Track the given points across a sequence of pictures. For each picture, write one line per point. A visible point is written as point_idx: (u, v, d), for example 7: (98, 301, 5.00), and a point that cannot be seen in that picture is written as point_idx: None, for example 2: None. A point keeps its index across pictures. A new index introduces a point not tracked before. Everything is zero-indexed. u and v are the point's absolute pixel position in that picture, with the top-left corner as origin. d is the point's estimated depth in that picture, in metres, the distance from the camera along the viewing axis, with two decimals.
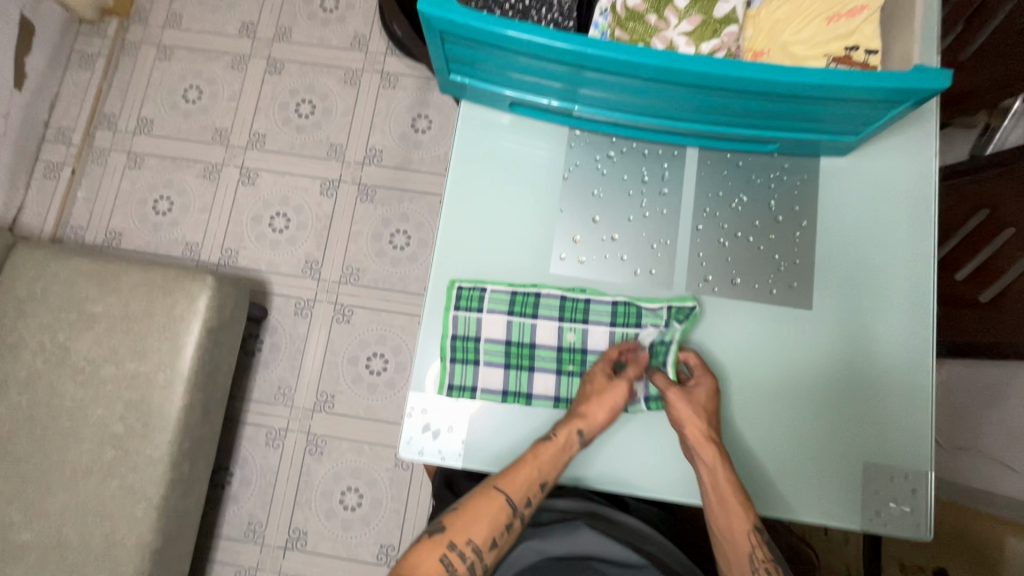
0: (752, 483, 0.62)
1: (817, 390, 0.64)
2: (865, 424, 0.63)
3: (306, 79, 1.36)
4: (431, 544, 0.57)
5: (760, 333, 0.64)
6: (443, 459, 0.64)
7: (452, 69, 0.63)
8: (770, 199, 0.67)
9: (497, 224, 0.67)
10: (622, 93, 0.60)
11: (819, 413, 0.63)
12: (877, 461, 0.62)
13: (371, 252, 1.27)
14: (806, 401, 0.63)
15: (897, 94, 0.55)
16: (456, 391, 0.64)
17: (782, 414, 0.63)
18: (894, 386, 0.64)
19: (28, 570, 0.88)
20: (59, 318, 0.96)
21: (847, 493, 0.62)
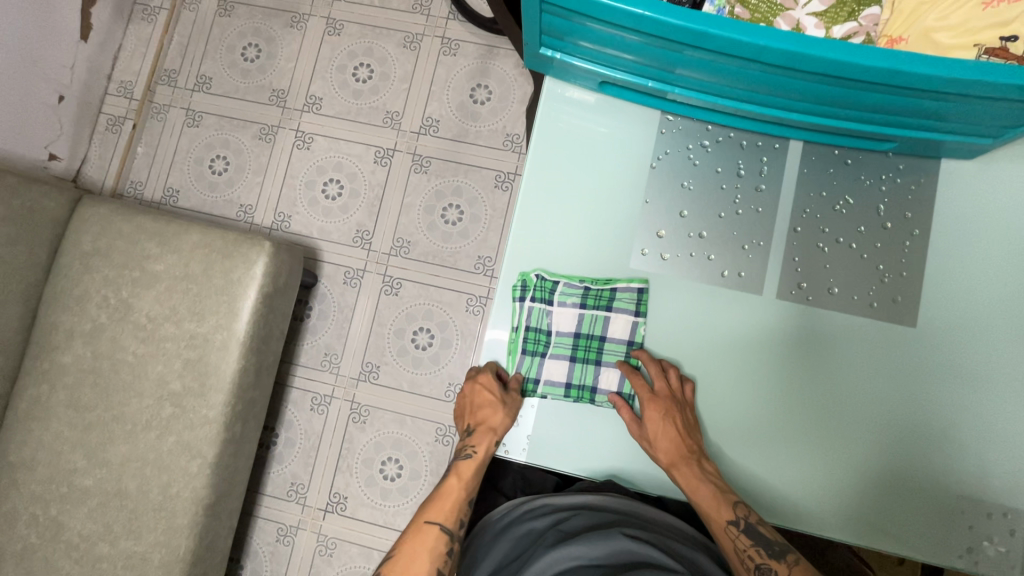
0: (832, 506, 0.59)
1: (910, 413, 0.60)
2: (960, 454, 0.59)
3: (365, 42, 1.32)
4: None
5: (853, 348, 0.60)
6: (507, 452, 0.62)
7: (542, 43, 0.58)
8: (879, 203, 0.61)
9: (576, 212, 0.63)
10: (730, 79, 0.54)
11: (909, 437, 0.60)
12: (972, 495, 0.58)
13: (423, 225, 1.25)
14: (897, 422, 0.60)
15: None
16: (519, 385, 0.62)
17: (870, 434, 0.60)
18: (1000, 417, 0.59)
19: (89, 514, 0.92)
20: (123, 274, 0.97)
21: (932, 526, 0.58)
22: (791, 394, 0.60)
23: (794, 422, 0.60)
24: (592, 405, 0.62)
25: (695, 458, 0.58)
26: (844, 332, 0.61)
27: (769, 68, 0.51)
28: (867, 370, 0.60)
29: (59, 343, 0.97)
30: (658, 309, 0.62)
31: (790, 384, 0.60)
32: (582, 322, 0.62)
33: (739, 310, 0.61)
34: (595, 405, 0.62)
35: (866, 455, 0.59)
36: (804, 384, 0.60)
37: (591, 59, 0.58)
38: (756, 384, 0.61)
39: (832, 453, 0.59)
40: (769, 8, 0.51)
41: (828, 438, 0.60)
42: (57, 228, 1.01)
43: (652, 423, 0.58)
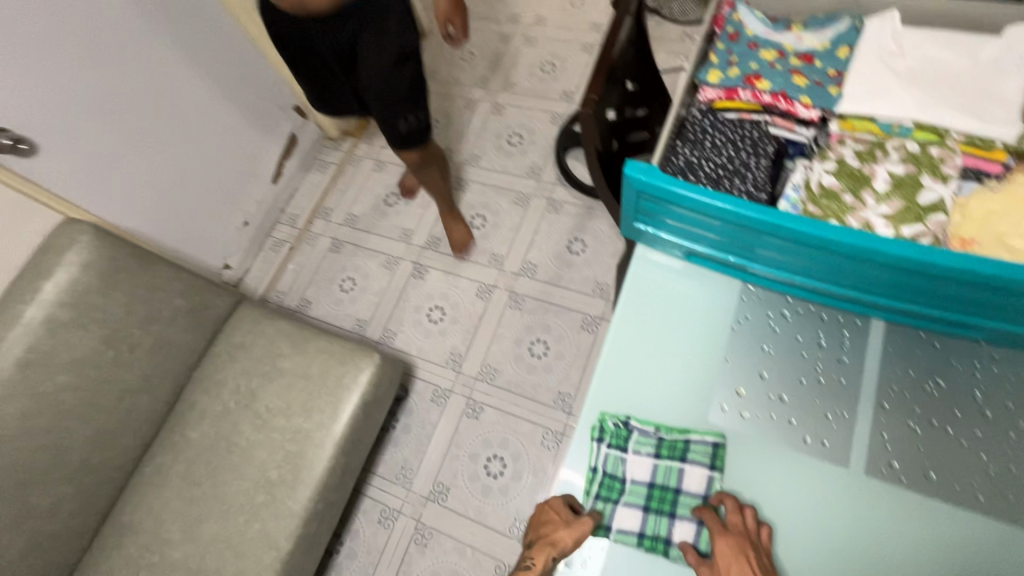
0: None
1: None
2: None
3: (484, 198, 1.57)
4: None
5: (958, 544, 0.57)
6: None
7: (637, 219, 0.70)
8: (974, 388, 0.61)
9: (658, 362, 0.69)
10: (806, 261, 0.61)
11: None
12: None
13: (510, 356, 1.35)
14: None
15: None
16: (590, 527, 0.62)
17: None
18: None
19: None
20: (256, 367, 1.14)
21: None
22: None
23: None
24: (666, 559, 0.61)
25: None
26: (954, 527, 0.57)
27: (843, 257, 0.57)
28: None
29: (191, 420, 1.12)
30: (738, 466, 0.63)
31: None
32: (657, 472, 0.64)
33: (833, 483, 0.60)
34: (669, 560, 0.61)
35: None
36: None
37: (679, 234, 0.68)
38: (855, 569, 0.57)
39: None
40: (840, 208, 0.59)
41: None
42: (217, 323, 1.23)
43: (723, 558, 0.56)
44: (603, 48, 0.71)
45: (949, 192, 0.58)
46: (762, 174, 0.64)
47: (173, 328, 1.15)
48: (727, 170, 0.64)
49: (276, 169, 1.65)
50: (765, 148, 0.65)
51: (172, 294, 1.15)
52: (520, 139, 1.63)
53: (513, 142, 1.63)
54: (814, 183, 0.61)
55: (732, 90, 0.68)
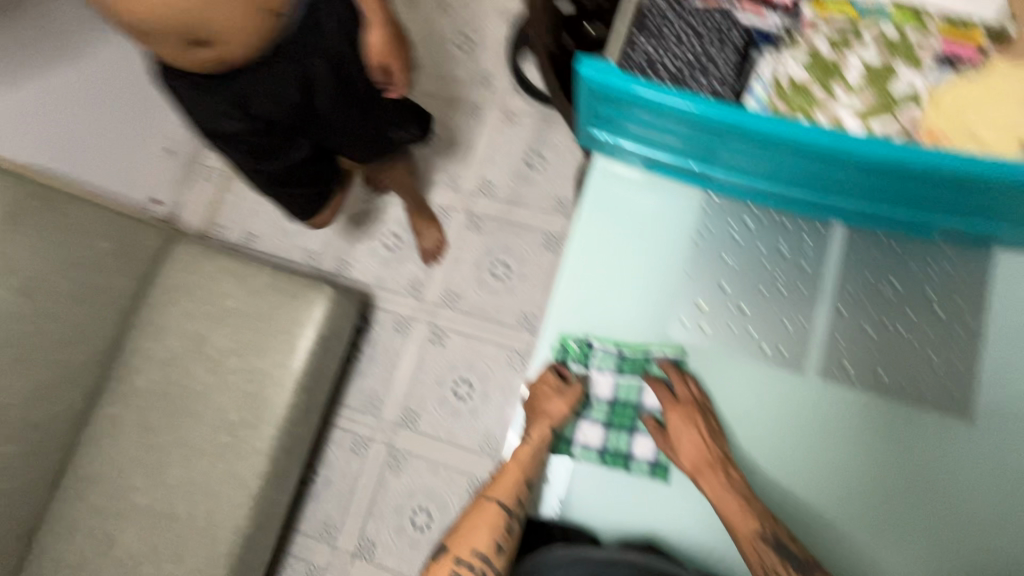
0: None
1: (971, 513, 0.57)
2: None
3: (433, 112, 1.45)
4: (440, 560, 0.62)
5: (902, 438, 0.59)
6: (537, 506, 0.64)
7: (594, 125, 0.63)
8: (927, 289, 0.61)
9: (618, 281, 0.66)
10: (772, 166, 0.57)
11: (970, 540, 0.57)
12: None
13: (472, 280, 1.31)
14: (952, 520, 0.57)
15: None
16: (553, 443, 0.63)
17: (921, 528, 0.57)
18: None
19: (140, 533, 0.97)
20: (200, 309, 1.07)
21: None
22: (843, 478, 0.59)
23: (846, 510, 0.58)
24: (626, 473, 0.62)
25: (721, 465, 0.58)
26: (898, 420, 0.59)
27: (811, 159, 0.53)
28: (926, 462, 0.58)
29: (137, 368, 1.06)
30: (697, 377, 0.63)
31: (844, 470, 0.59)
32: (619, 389, 0.65)
33: (790, 388, 0.61)
34: (630, 474, 0.62)
35: (916, 554, 0.57)
36: (859, 470, 0.59)
37: (640, 142, 0.63)
38: (806, 467, 0.59)
39: (884, 545, 0.58)
40: (809, 103, 0.56)
41: (880, 528, 0.58)
42: (150, 265, 1.13)
43: (675, 431, 0.59)
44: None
45: (919, 81, 0.55)
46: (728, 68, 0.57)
47: (100, 273, 1.05)
48: (690, 64, 0.57)
49: None
50: (731, 38, 0.58)
51: (91, 235, 1.04)
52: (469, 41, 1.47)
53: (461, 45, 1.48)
54: (783, 77, 0.57)
55: None
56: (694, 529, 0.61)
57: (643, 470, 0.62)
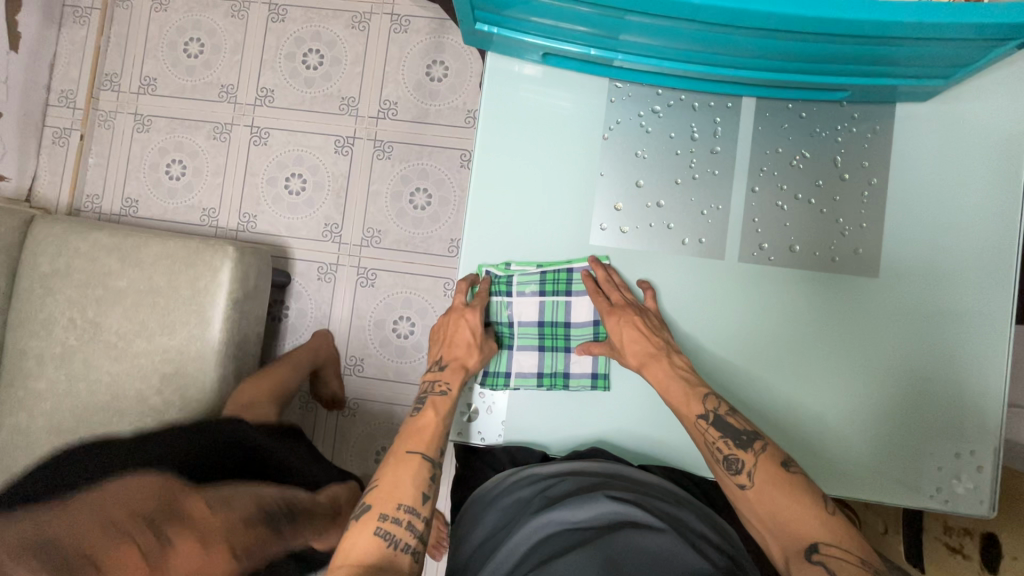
0: (810, 460, 0.61)
1: (897, 357, 0.60)
2: (949, 390, 0.60)
3: (266, 89, 1.10)
4: (360, 526, 0.54)
5: (819, 307, 0.61)
6: (484, 439, 0.64)
7: (479, 18, 0.52)
8: (835, 154, 0.60)
9: (530, 194, 0.60)
10: (678, 42, 0.51)
11: (898, 381, 0.60)
12: (944, 433, 0.60)
13: (382, 292, 1.07)
14: (873, 371, 0.60)
15: (1006, 32, 0.48)
16: (489, 378, 0.63)
17: (849, 385, 0.60)
18: (969, 352, 0.60)
19: None
20: (43, 410, 0.80)
21: (903, 466, 0.60)
22: (780, 352, 0.61)
23: (785, 381, 0.61)
24: (567, 390, 0.62)
25: (664, 353, 0.58)
26: (815, 286, 0.61)
27: (717, 28, 0.48)
28: (850, 320, 0.61)
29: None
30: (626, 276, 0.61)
31: (777, 345, 0.61)
32: (544, 309, 0.62)
33: (715, 280, 0.61)
34: (570, 391, 0.62)
35: (847, 408, 0.60)
36: (790, 342, 0.61)
37: (535, 34, 0.53)
38: (740, 352, 0.61)
39: (825, 403, 0.60)
40: None
41: (821, 388, 0.60)
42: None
43: (615, 333, 0.59)
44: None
45: None
46: None
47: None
48: None
49: None
50: None
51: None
52: None
53: None
54: None
55: None
56: (637, 425, 0.62)
57: (584, 385, 0.61)
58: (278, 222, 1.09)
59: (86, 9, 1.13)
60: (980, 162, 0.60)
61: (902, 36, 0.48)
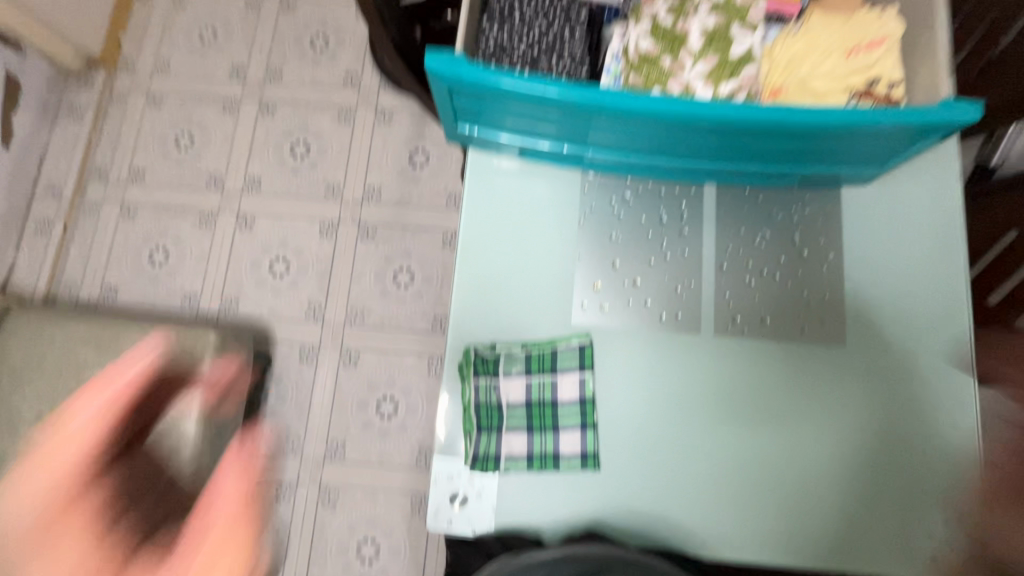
0: (806, 532, 0.60)
1: (878, 428, 0.62)
2: (937, 457, 0.61)
3: (300, 121, 1.34)
4: None
5: (795, 372, 0.63)
6: (473, 529, 0.60)
7: (459, 121, 0.61)
8: (792, 234, 0.65)
9: (513, 273, 0.64)
10: (633, 138, 0.58)
11: (882, 452, 0.61)
12: (928, 499, 0.61)
13: (377, 293, 1.25)
14: (853, 438, 0.61)
15: (925, 128, 0.53)
16: (480, 464, 0.59)
17: (831, 453, 0.61)
18: (940, 416, 0.62)
19: None
20: (57, 386, 0.92)
21: (895, 538, 0.60)
22: (762, 419, 0.62)
23: (774, 458, 0.61)
24: (559, 472, 0.60)
25: None
26: (789, 354, 0.63)
27: (665, 128, 0.54)
28: (830, 382, 0.62)
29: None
30: (604, 361, 0.62)
31: (761, 421, 0.61)
32: (532, 389, 0.61)
33: (693, 359, 0.62)
34: (562, 472, 0.60)
35: (834, 477, 0.61)
36: (773, 420, 0.62)
37: (507, 130, 0.61)
38: (727, 431, 0.61)
39: (812, 471, 0.61)
40: (660, 74, 0.55)
41: (806, 457, 0.61)
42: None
43: None
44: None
45: (758, 41, 0.55)
46: (575, 47, 0.58)
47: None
48: (540, 47, 0.57)
49: None
50: (578, 16, 0.58)
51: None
52: (325, 40, 1.37)
53: (317, 45, 1.37)
54: (630, 49, 0.56)
55: None
56: (634, 503, 0.60)
57: (575, 464, 0.59)
58: (291, 223, 1.29)
59: (155, 49, 1.40)
60: (921, 236, 0.65)
61: (834, 133, 0.54)
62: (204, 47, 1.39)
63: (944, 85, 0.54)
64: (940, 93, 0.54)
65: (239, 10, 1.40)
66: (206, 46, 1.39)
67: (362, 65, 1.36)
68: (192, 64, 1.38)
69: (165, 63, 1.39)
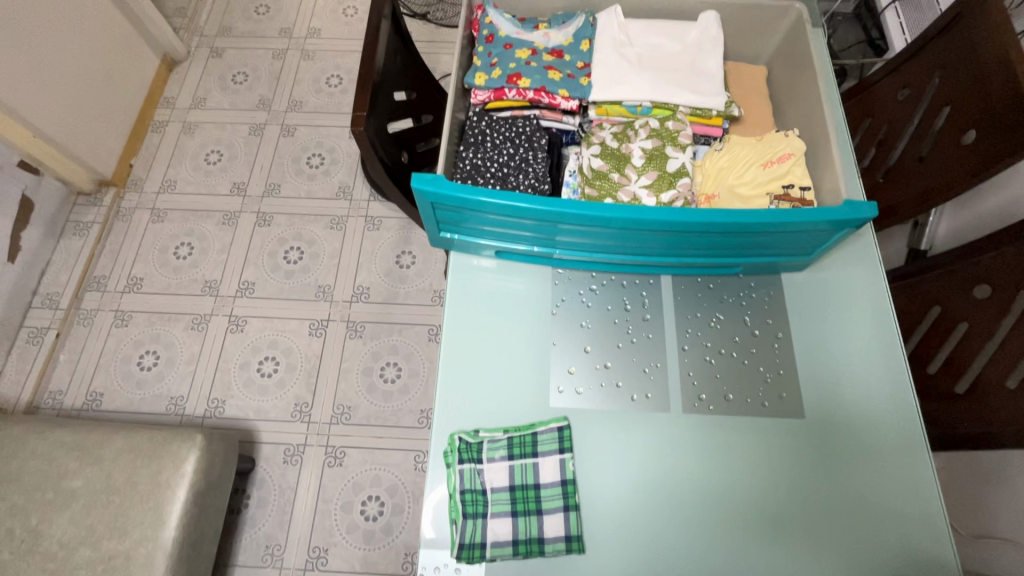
0: None
1: (855, 525, 0.64)
2: (912, 535, 0.64)
3: (295, 229, 1.44)
4: None
5: (762, 447, 0.66)
6: None
7: (442, 229, 0.70)
8: (744, 315, 0.73)
9: (494, 361, 0.69)
10: (594, 238, 0.66)
11: (860, 535, 0.64)
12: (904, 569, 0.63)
13: (363, 389, 1.27)
14: (824, 510, 0.64)
15: (837, 224, 0.63)
16: (466, 552, 0.60)
17: (806, 527, 0.64)
18: (903, 484, 0.65)
19: None
20: (34, 498, 0.90)
21: None
22: (736, 495, 0.64)
23: (761, 573, 0.62)
24: (544, 557, 0.61)
25: None
26: (754, 428, 0.67)
27: (619, 230, 0.63)
28: (796, 455, 0.66)
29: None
30: (580, 442, 0.66)
31: (744, 537, 0.63)
32: (515, 472, 0.64)
33: (670, 464, 0.65)
34: (547, 557, 0.61)
35: (811, 552, 0.63)
36: (752, 510, 0.64)
37: (484, 235, 0.70)
38: (710, 524, 0.63)
39: (788, 547, 0.63)
40: (611, 186, 0.65)
41: (782, 532, 0.63)
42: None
43: None
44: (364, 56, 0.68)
45: (689, 157, 0.67)
46: (539, 166, 0.68)
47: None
48: (510, 168, 0.68)
49: None
50: (539, 141, 0.69)
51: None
52: (320, 159, 1.53)
53: (313, 163, 1.52)
54: (585, 167, 0.67)
55: (500, 90, 0.70)
56: None
57: (560, 548, 0.61)
58: (282, 324, 1.34)
59: (163, 170, 1.53)
60: (858, 313, 0.73)
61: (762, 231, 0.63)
62: (209, 167, 1.53)
63: (844, 188, 0.64)
64: (845, 195, 0.64)
65: (243, 136, 1.57)
66: (211, 166, 1.53)
67: (353, 179, 1.50)
68: (197, 182, 1.51)
69: (171, 182, 1.51)
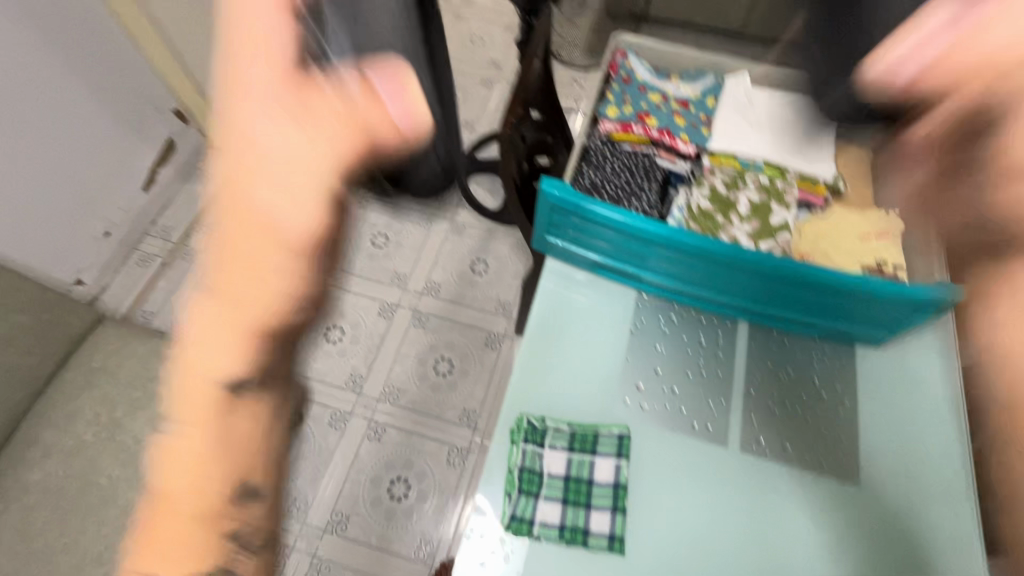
0: None
1: None
2: None
3: (386, 217, 1.56)
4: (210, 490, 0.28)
5: (810, 504, 0.68)
6: None
7: (549, 232, 0.77)
8: (813, 375, 0.76)
9: (570, 361, 0.75)
10: (687, 269, 0.72)
11: None
12: None
13: (415, 376, 1.34)
14: None
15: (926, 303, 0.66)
16: (515, 524, 0.64)
17: None
18: None
19: None
20: (124, 392, 1.00)
21: None
22: (778, 545, 0.65)
23: None
24: (585, 550, 0.64)
25: None
26: (805, 483, 0.69)
27: (715, 265, 0.69)
28: (845, 522, 0.67)
29: (30, 464, 0.94)
30: (636, 453, 0.69)
31: None
32: (572, 465, 0.68)
33: (717, 496, 0.67)
34: (587, 550, 0.64)
35: None
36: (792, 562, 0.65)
37: (585, 247, 0.76)
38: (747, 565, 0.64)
39: None
40: (714, 225, 0.71)
41: None
42: (64, 347, 1.03)
43: None
44: (517, 83, 0.80)
45: (792, 216, 0.72)
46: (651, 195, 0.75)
47: (10, 351, 0.94)
48: (625, 191, 0.75)
49: (119, 151, 1.37)
50: (655, 174, 0.77)
51: (6, 309, 0.93)
52: None
53: None
54: (694, 205, 0.73)
55: (627, 124, 0.80)
56: None
57: (601, 545, 0.64)
58: (356, 298, 1.44)
59: None
60: (929, 401, 0.74)
61: (852, 295, 0.67)
62: None
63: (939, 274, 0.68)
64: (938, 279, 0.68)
65: None
66: None
67: None
68: None
69: None
